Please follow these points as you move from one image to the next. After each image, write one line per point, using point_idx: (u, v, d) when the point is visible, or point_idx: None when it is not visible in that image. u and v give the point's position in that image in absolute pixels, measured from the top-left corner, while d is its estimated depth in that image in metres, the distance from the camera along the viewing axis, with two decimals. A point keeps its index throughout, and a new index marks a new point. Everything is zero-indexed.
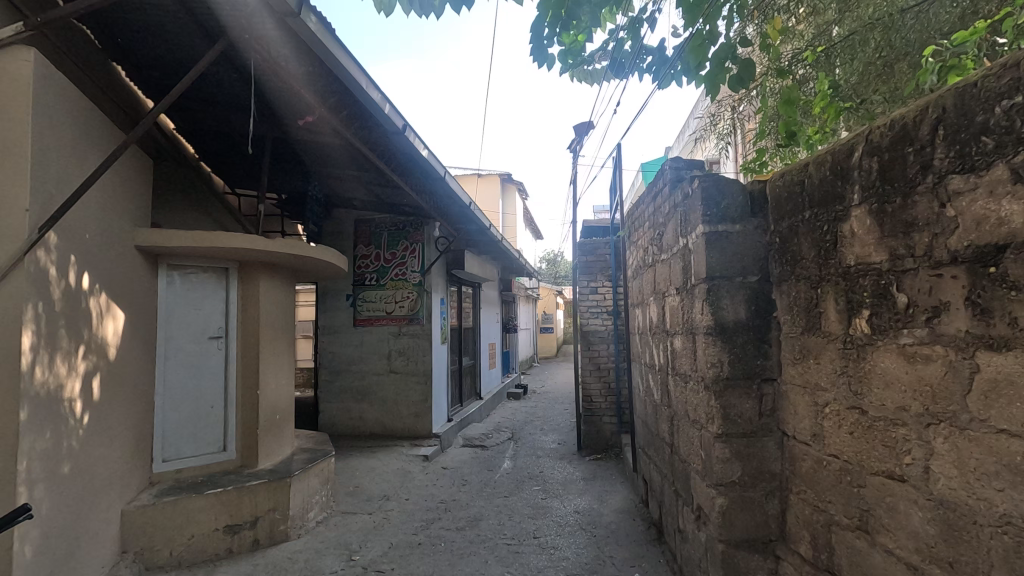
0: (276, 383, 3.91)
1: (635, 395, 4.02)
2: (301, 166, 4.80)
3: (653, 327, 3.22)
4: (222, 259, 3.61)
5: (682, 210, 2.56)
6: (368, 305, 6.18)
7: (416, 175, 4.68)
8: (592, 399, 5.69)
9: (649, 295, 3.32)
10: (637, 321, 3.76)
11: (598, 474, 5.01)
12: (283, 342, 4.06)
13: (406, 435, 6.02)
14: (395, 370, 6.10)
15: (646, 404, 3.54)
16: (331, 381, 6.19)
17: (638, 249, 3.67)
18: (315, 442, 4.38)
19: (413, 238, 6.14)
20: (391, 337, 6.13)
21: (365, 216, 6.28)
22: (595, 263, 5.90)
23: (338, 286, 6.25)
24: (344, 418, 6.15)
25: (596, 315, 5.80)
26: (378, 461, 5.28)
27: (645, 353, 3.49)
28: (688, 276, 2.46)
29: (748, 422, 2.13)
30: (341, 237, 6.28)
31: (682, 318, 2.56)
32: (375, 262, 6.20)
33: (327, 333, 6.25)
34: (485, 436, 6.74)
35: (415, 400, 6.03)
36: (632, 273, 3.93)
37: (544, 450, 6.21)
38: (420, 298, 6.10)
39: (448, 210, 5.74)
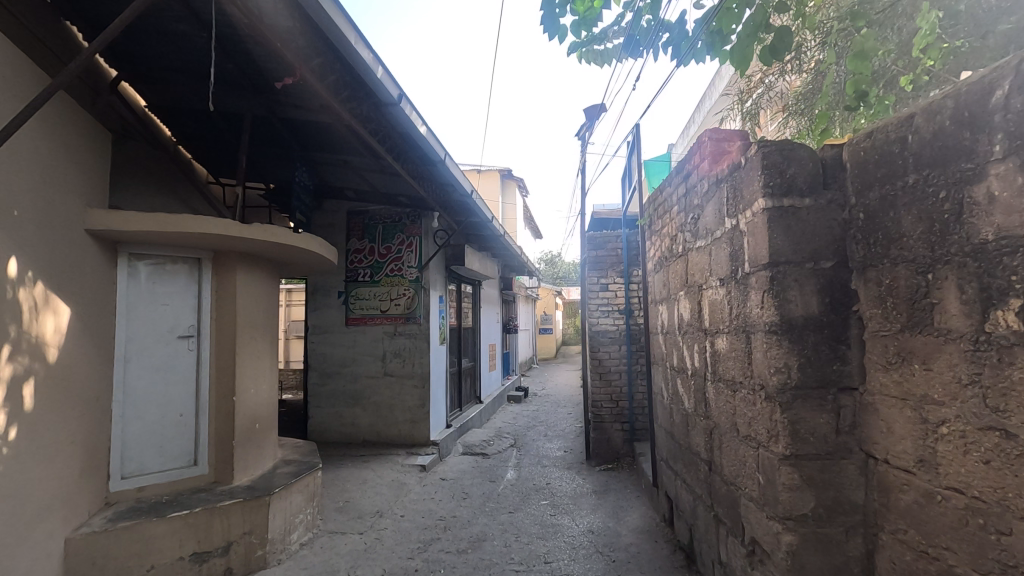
0: (256, 389, 3.49)
1: (657, 402, 3.62)
2: (287, 150, 4.39)
3: (685, 326, 2.81)
4: (194, 247, 3.20)
5: (730, 185, 2.15)
6: (361, 303, 5.76)
7: (414, 159, 4.28)
8: (603, 405, 5.28)
9: (678, 289, 2.92)
10: (661, 319, 3.36)
11: (611, 487, 4.60)
12: (265, 342, 3.64)
13: (401, 443, 5.60)
14: (390, 372, 5.68)
15: (673, 414, 3.14)
16: (321, 385, 5.78)
17: (663, 239, 3.28)
18: (301, 454, 3.96)
19: (410, 231, 5.76)
20: (386, 337, 5.71)
21: (359, 208, 5.86)
22: (604, 258, 5.45)
23: (329, 283, 5.83)
24: (335, 425, 5.73)
25: (607, 315, 5.36)
26: (371, 472, 4.86)
27: (673, 355, 3.08)
28: (739, 264, 2.05)
29: (823, 441, 1.72)
30: (332, 230, 5.86)
31: (729, 313, 2.15)
32: (369, 256, 5.78)
33: (317, 334, 5.83)
34: (486, 443, 6.32)
35: (411, 406, 5.61)
36: (654, 267, 3.53)
37: (549, 459, 5.79)
38: (418, 296, 5.71)
39: (449, 201, 5.35)
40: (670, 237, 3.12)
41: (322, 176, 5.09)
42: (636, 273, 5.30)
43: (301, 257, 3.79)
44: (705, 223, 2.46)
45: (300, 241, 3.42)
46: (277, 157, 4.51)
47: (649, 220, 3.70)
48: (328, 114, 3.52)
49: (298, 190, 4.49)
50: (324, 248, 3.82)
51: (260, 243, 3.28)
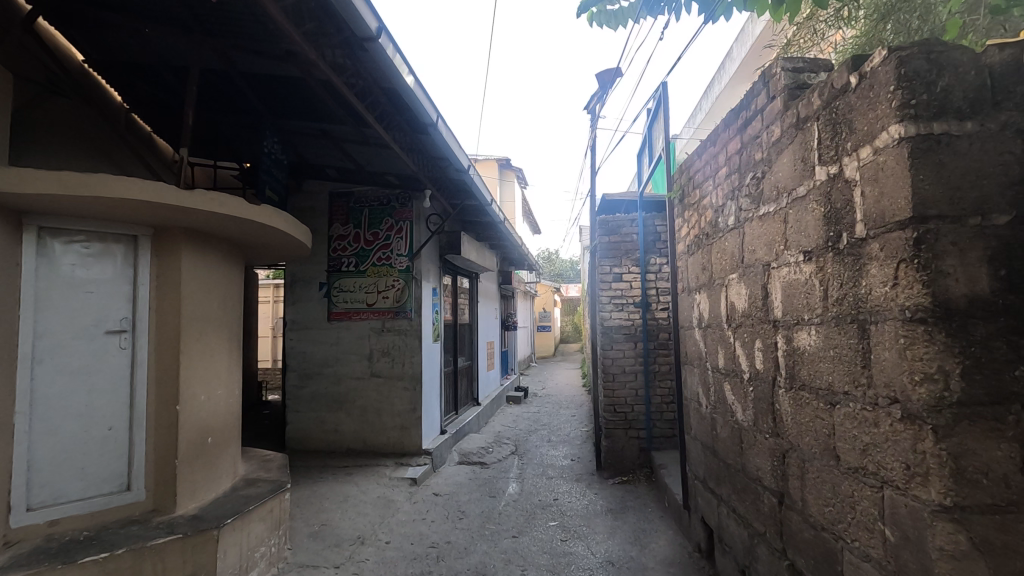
0: (208, 396, 2.89)
1: (691, 411, 3.03)
2: (255, 115, 3.78)
3: (740, 317, 2.23)
4: (126, 221, 2.59)
5: (825, 120, 1.57)
6: (346, 296, 5.16)
7: (402, 126, 3.68)
8: (617, 410, 4.71)
9: (729, 271, 2.34)
10: (700, 311, 2.77)
11: (629, 505, 4.02)
12: (221, 339, 3.04)
13: (390, 453, 5.01)
14: (378, 373, 5.09)
15: (718, 428, 2.55)
16: (301, 387, 5.18)
17: (704, 213, 2.69)
18: (267, 471, 3.36)
19: (400, 215, 5.15)
20: (373, 334, 5.12)
21: (343, 189, 5.25)
22: (618, 245, 4.83)
23: (309, 273, 5.23)
24: (316, 432, 5.13)
25: (620, 308, 4.76)
26: (354, 487, 4.27)
27: (719, 355, 2.49)
28: (844, 227, 1.47)
29: (1000, 484, 1.14)
30: (313, 214, 5.25)
31: (826, 297, 1.56)
32: (353, 243, 5.18)
33: (296, 330, 5.22)
34: (485, 450, 5.75)
35: (401, 411, 5.02)
36: (690, 248, 2.94)
37: (555, 469, 5.22)
38: (408, 288, 5.10)
39: (444, 180, 4.77)
40: (714, 210, 2.53)
41: (299, 152, 4.49)
42: (654, 261, 4.73)
43: (265, 238, 3.19)
44: (779, 181, 1.87)
45: (259, 216, 2.82)
46: (245, 126, 3.91)
47: (680, 194, 3.11)
48: (297, 65, 2.93)
49: (268, 163, 3.88)
50: (293, 227, 3.22)
51: (209, 219, 2.68)
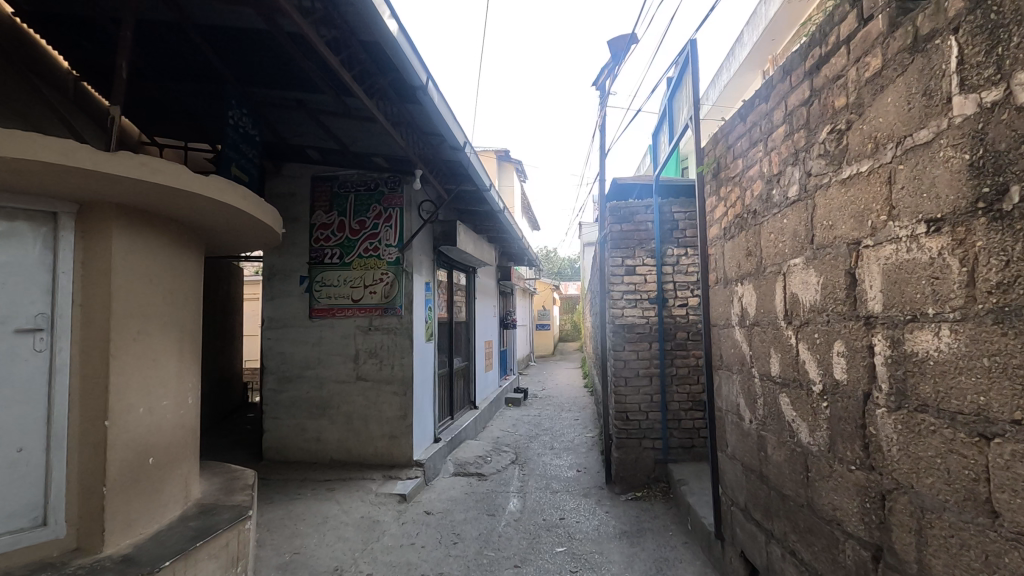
0: (150, 407, 2.40)
1: (728, 425, 2.56)
2: (218, 82, 3.29)
3: (807, 313, 1.76)
4: (43, 196, 2.08)
5: (973, 29, 1.09)
6: (330, 291, 4.69)
7: (389, 93, 3.19)
8: (630, 418, 4.24)
9: (792, 254, 1.86)
10: (744, 306, 2.29)
11: (645, 527, 3.55)
12: (169, 340, 2.55)
13: (378, 464, 4.54)
14: (364, 376, 4.61)
15: (769, 450, 2.08)
16: (280, 392, 4.70)
17: (750, 186, 2.21)
18: (228, 493, 2.87)
19: (389, 202, 4.67)
20: (359, 333, 4.63)
21: (326, 172, 4.76)
22: (631, 234, 4.34)
23: (289, 266, 4.74)
24: (296, 441, 4.65)
25: (633, 305, 4.29)
26: (336, 505, 3.79)
27: (773, 359, 2.01)
28: (1016, 178, 1.00)
29: None
30: (294, 200, 4.77)
31: (976, 282, 1.09)
32: (338, 233, 4.70)
33: (275, 328, 4.73)
34: (483, 460, 5.28)
35: (390, 418, 4.55)
36: (728, 232, 2.47)
37: (559, 482, 4.74)
38: (398, 283, 4.61)
39: (437, 162, 4.28)
40: (766, 182, 2.05)
41: (274, 129, 4.01)
42: (671, 252, 4.27)
43: (223, 219, 2.70)
44: (878, 130, 1.39)
45: (211, 190, 2.32)
46: (209, 95, 3.42)
47: (713, 167, 2.62)
48: (258, 11, 2.45)
49: (236, 138, 3.39)
50: (257, 207, 2.74)
51: (148, 192, 2.18)
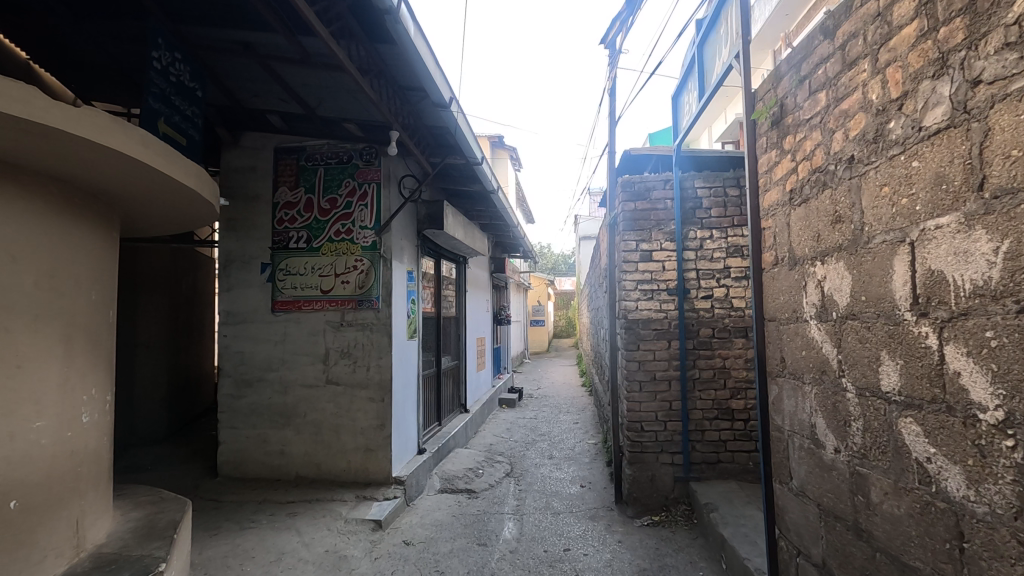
0: (10, 433, 1.74)
1: (792, 451, 1.95)
2: (141, 14, 2.63)
3: (963, 301, 1.15)
4: None
5: None
6: (295, 280, 4.04)
7: (354, 28, 2.54)
8: (644, 429, 3.64)
9: (929, 212, 1.24)
10: (829, 294, 1.67)
11: (668, 564, 2.94)
12: (46, 337, 1.89)
13: (351, 482, 3.91)
14: (335, 380, 3.98)
15: (875, 497, 1.46)
16: (238, 398, 4.05)
17: (839, 126, 1.59)
18: (142, 537, 2.22)
19: (364, 177, 4.03)
20: (329, 329, 4.00)
21: (292, 143, 4.11)
22: (646, 214, 3.71)
23: (248, 251, 4.09)
24: (256, 455, 4.01)
25: (649, 297, 3.67)
26: (297, 536, 3.16)
27: (886, 369, 1.40)
28: None
29: None
30: (254, 175, 4.12)
31: None
32: (304, 213, 4.06)
33: (232, 324, 4.08)
34: (474, 474, 4.66)
35: (366, 428, 3.92)
36: (800, 193, 1.85)
37: (562, 501, 4.13)
38: (374, 271, 3.97)
39: (419, 127, 3.64)
40: (875, 114, 1.43)
41: (224, 87, 3.36)
42: (693, 234, 3.66)
43: (125, 177, 2.05)
44: None
45: (89, 129, 1.65)
46: (134, 36, 2.76)
47: (774, 112, 2.00)
48: None
49: (167, 87, 2.73)
50: (172, 165, 2.08)
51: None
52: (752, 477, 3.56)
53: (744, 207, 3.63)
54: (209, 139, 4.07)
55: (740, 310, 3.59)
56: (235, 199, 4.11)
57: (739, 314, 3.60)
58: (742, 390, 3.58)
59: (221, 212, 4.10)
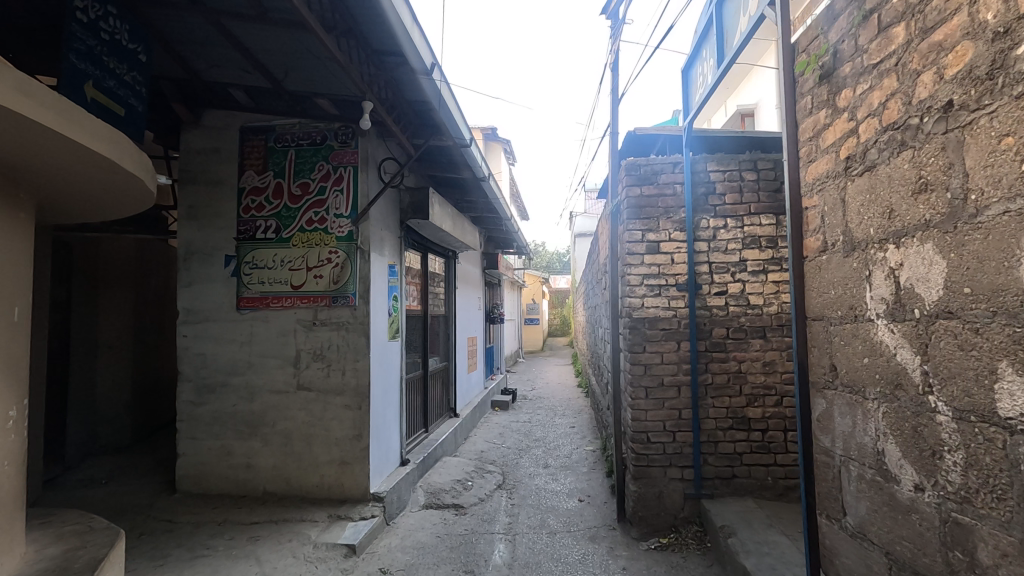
0: None
1: (846, 483, 1.57)
2: None
3: None
4: None
5: None
6: (262, 274, 3.64)
7: None
8: (651, 441, 3.26)
9: None
10: (908, 286, 1.30)
11: None
12: None
13: (325, 498, 3.52)
14: (307, 385, 3.58)
15: (987, 559, 1.09)
16: (198, 405, 3.65)
17: (927, 65, 1.22)
18: None
19: (339, 160, 3.63)
20: (300, 329, 3.61)
21: (259, 122, 3.70)
22: (653, 200, 3.33)
23: (211, 242, 3.68)
24: (218, 469, 3.61)
25: (656, 293, 3.30)
26: (257, 566, 2.77)
27: (1007, 387, 1.03)
28: None
29: None
30: (218, 157, 3.71)
31: None
32: (273, 200, 3.65)
33: (193, 323, 3.67)
34: (462, 486, 4.27)
35: (341, 439, 3.53)
36: (862, 161, 1.47)
37: (558, 518, 3.76)
38: (350, 264, 3.57)
39: (399, 101, 3.25)
40: (992, 39, 1.05)
41: (175, 54, 2.96)
42: (705, 223, 3.30)
43: (22, 142, 1.65)
44: None
45: None
46: None
47: (824, 62, 1.62)
48: None
49: (96, 44, 2.34)
50: (82, 129, 1.69)
51: None
52: (771, 494, 3.21)
53: (760, 193, 3.29)
54: (167, 117, 3.66)
55: (758, 307, 3.25)
56: (196, 184, 3.70)
57: (755, 312, 3.26)
58: (760, 397, 3.24)
59: (180, 199, 3.69)
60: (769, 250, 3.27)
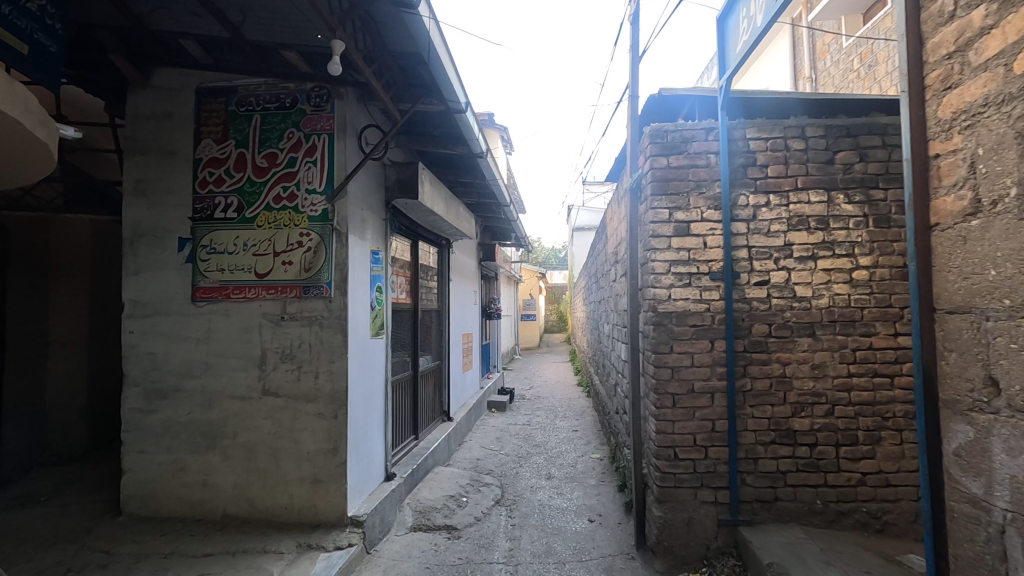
0: None
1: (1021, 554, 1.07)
2: None
3: None
4: None
5: None
6: (221, 260, 3.10)
7: None
8: (678, 459, 2.76)
9: None
10: None
11: None
12: None
13: (294, 523, 3.00)
14: (274, 391, 3.06)
15: None
16: (146, 413, 3.12)
17: None
18: None
19: (313, 126, 3.10)
20: (266, 325, 3.08)
21: (219, 82, 3.16)
22: (682, 173, 2.82)
23: (162, 223, 3.14)
24: (171, 488, 3.09)
25: (685, 283, 2.79)
26: None
27: None
28: None
29: None
30: (171, 124, 3.17)
31: None
32: (235, 172, 3.12)
33: (141, 317, 3.13)
34: (455, 504, 3.76)
35: (314, 454, 3.01)
36: None
37: (567, 542, 3.26)
38: (325, 248, 3.05)
39: (383, 53, 2.73)
40: None
41: None
42: (743, 200, 2.80)
43: None
44: None
45: None
46: None
47: None
48: None
49: None
50: None
51: None
52: (820, 520, 2.71)
53: (809, 165, 2.78)
54: (110, 76, 3.12)
55: (805, 300, 2.75)
56: (145, 155, 3.16)
57: (803, 305, 2.76)
58: (808, 406, 2.74)
59: (125, 172, 3.15)
60: (819, 232, 2.77)
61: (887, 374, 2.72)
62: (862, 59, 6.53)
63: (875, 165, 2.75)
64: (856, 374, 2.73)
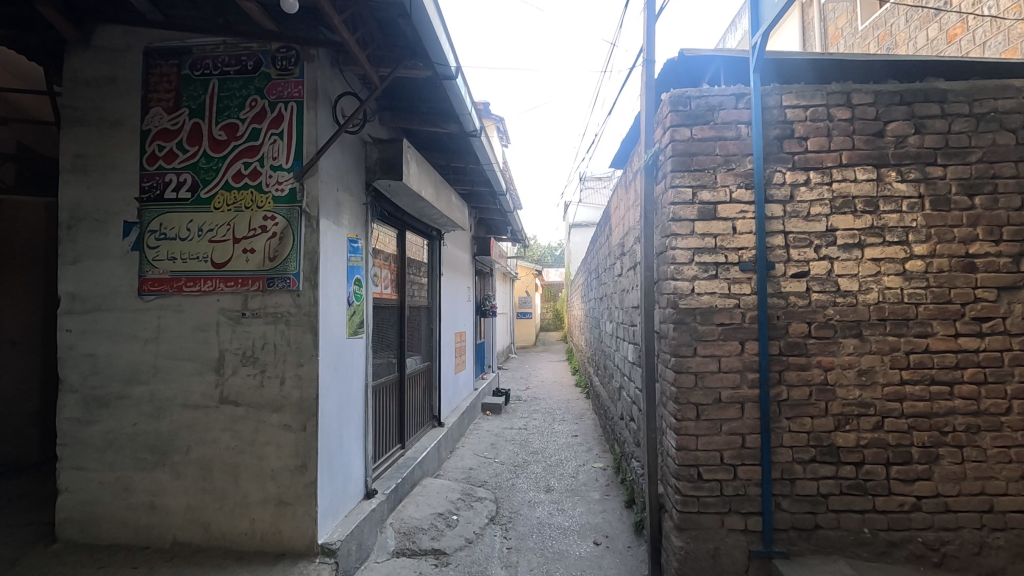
0: None
1: None
2: None
3: None
4: None
5: None
6: (171, 247, 2.68)
7: None
8: (702, 480, 2.36)
9: None
10: None
11: None
12: None
13: (255, 552, 2.59)
14: (233, 399, 2.65)
15: None
16: (85, 424, 2.70)
17: None
18: None
19: (278, 93, 2.69)
20: (224, 323, 2.67)
21: (171, 42, 2.74)
22: (708, 146, 2.42)
23: (104, 204, 2.72)
24: (114, 510, 2.67)
25: (711, 274, 2.39)
26: None
27: None
28: None
29: None
30: (115, 90, 2.75)
31: None
32: (188, 146, 2.71)
33: (79, 313, 2.71)
34: (444, 523, 3.35)
35: (278, 472, 2.60)
36: None
37: (570, 570, 2.86)
38: (292, 234, 2.63)
39: (358, 3, 2.32)
40: None
41: None
42: (778, 177, 2.40)
43: None
44: None
45: None
46: None
47: None
48: None
49: None
50: None
51: None
52: (868, 553, 2.32)
53: (855, 136, 2.39)
54: (45, 34, 2.70)
55: (851, 294, 2.36)
56: (85, 126, 2.74)
57: (848, 300, 2.36)
58: (853, 418, 2.35)
59: (62, 145, 2.73)
60: (867, 215, 2.37)
61: (946, 382, 2.34)
62: (880, 42, 6.14)
63: (932, 138, 2.36)
64: (910, 382, 2.35)
